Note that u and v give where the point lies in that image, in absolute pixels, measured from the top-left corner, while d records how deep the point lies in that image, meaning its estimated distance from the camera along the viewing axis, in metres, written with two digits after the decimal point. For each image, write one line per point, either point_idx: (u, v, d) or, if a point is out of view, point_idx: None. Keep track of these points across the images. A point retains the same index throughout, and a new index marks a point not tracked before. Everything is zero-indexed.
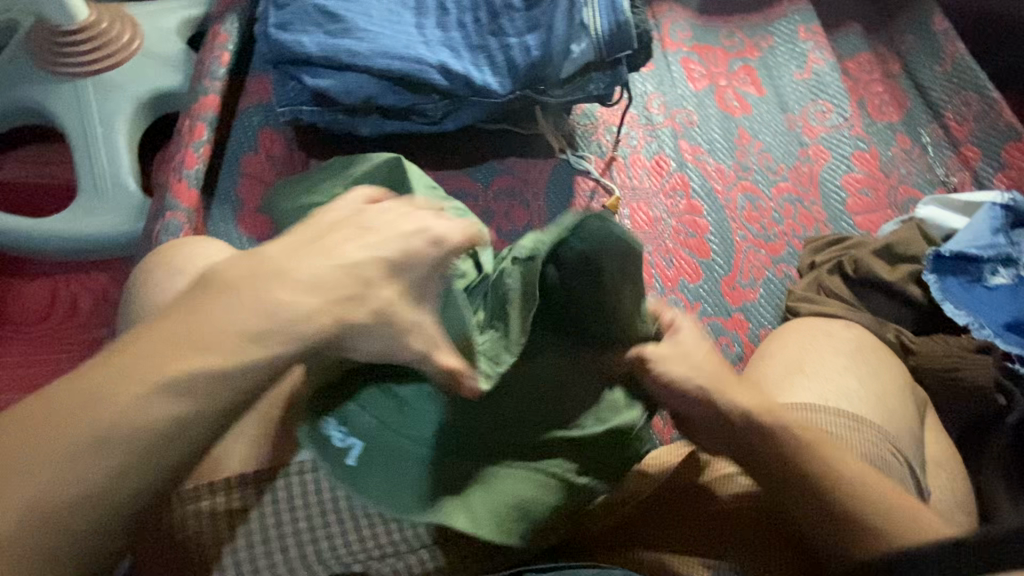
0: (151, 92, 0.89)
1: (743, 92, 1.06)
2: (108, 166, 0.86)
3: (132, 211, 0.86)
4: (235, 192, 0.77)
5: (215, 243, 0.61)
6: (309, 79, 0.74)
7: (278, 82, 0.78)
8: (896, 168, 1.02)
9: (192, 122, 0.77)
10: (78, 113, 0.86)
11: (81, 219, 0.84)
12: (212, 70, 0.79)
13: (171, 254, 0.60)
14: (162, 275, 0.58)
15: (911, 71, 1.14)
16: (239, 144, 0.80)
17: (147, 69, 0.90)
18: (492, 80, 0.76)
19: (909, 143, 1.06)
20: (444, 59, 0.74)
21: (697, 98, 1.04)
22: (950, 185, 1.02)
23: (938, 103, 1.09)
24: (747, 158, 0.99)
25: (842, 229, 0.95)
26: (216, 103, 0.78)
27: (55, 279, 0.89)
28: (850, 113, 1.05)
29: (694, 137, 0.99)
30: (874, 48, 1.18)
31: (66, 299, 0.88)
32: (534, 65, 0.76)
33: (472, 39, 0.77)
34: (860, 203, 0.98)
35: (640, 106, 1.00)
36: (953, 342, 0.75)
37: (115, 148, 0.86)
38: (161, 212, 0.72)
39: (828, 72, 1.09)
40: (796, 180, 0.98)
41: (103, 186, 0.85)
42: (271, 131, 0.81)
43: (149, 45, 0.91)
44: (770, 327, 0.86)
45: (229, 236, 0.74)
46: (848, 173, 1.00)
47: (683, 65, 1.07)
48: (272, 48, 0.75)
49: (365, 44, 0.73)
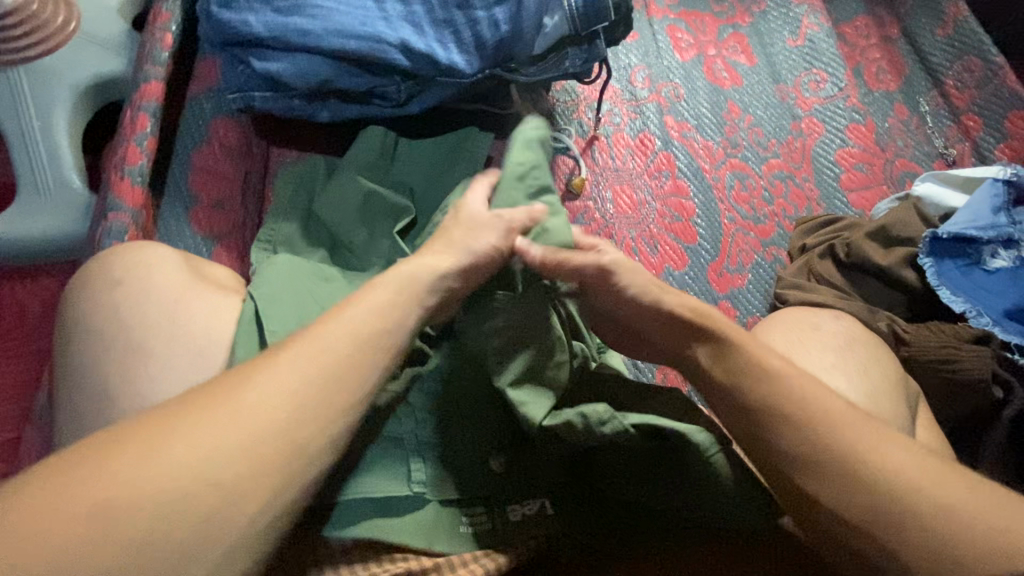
0: (93, 79, 0.84)
1: (733, 62, 1.00)
2: (50, 162, 0.81)
3: (80, 209, 0.81)
4: (186, 186, 0.73)
5: (158, 248, 0.58)
6: (258, 62, 0.69)
7: (226, 65, 0.73)
8: (893, 141, 0.97)
9: (134, 112, 0.70)
10: (14, 103, 0.80)
11: (24, 221, 0.80)
12: (154, 54, 0.73)
13: (109, 259, 0.56)
14: (100, 285, 0.54)
15: (910, 34, 1.07)
16: (189, 133, 0.75)
17: (87, 54, 0.83)
18: (458, 58, 0.70)
19: (908, 113, 1.00)
20: (405, 36, 0.68)
21: (685, 69, 0.98)
22: (949, 158, 0.97)
23: (938, 69, 1.03)
24: (737, 133, 0.94)
25: (836, 208, 0.91)
26: (159, 90, 0.72)
27: (2, 283, 0.85)
28: (845, 82, 1.00)
29: (681, 112, 0.94)
30: (872, 11, 1.09)
31: (13, 306, 0.85)
32: (503, 41, 0.70)
33: (436, 13, 0.70)
34: (855, 178, 0.93)
35: (623, 79, 0.94)
36: (949, 329, 0.71)
37: (57, 143, 0.81)
38: (105, 212, 0.67)
39: (823, 38, 1.04)
40: (788, 156, 0.93)
41: (44, 183, 0.80)
42: (225, 119, 0.76)
43: (89, 28, 0.84)
44: (758, 315, 0.82)
45: (182, 234, 0.70)
46: (842, 147, 0.95)
47: (669, 33, 1.00)
48: (216, 29, 0.68)
49: (317, 21, 0.67)
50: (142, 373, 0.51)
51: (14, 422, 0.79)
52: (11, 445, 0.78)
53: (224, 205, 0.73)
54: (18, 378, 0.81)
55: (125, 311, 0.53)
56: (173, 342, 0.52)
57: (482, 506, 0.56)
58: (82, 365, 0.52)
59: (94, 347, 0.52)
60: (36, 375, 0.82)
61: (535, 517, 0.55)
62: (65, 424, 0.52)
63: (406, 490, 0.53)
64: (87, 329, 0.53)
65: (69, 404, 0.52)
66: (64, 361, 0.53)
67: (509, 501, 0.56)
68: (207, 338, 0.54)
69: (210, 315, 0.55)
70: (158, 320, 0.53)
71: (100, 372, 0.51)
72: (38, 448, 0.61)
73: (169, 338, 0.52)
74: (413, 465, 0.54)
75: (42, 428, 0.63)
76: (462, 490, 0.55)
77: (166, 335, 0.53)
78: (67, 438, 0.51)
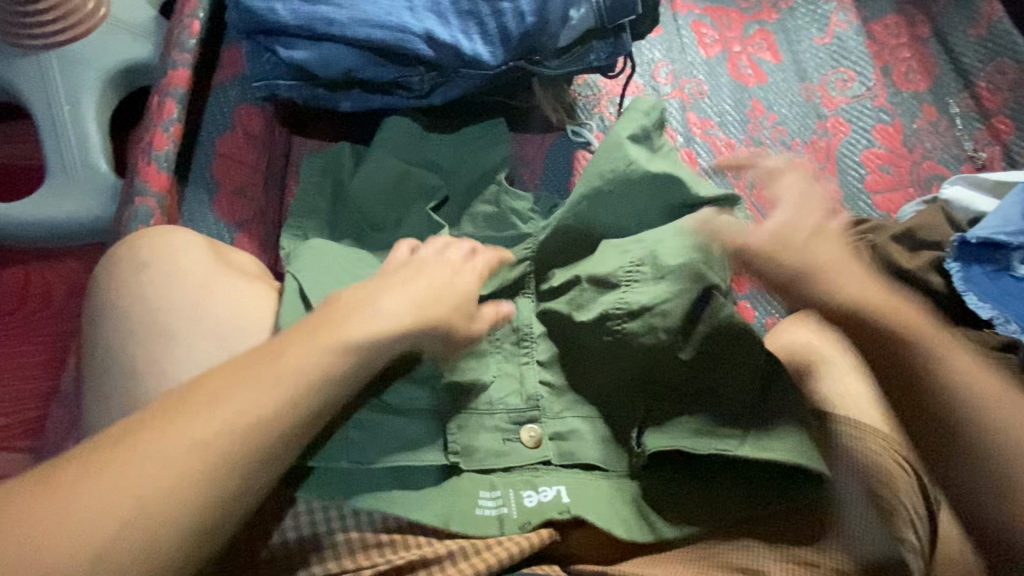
0: (121, 65, 0.85)
1: (758, 59, 0.99)
2: (78, 146, 0.82)
3: (105, 192, 0.83)
4: (210, 173, 0.73)
5: (183, 232, 0.58)
6: (284, 51, 0.69)
7: (252, 53, 0.73)
8: (921, 143, 0.95)
9: (161, 99, 0.71)
10: (45, 88, 0.82)
11: (53, 203, 0.81)
12: (182, 40, 0.73)
13: (136, 243, 0.57)
14: (128, 268, 0.55)
15: (941, 34, 1.04)
16: (214, 119, 0.76)
17: (116, 40, 0.85)
18: (482, 49, 0.70)
19: (937, 114, 0.98)
20: (430, 27, 0.68)
21: (709, 66, 0.97)
22: (978, 161, 0.95)
23: (969, 70, 1.00)
24: (760, 132, 0.93)
25: (859, 210, 0.90)
26: (187, 77, 0.72)
27: (30, 265, 0.87)
28: (873, 82, 0.99)
29: (704, 109, 0.93)
30: (902, 10, 1.07)
31: (40, 287, 0.86)
32: (528, 33, 0.70)
33: (461, 4, 0.70)
34: (880, 180, 0.92)
35: (646, 74, 0.94)
36: (974, 336, 0.70)
37: (85, 127, 0.82)
38: (131, 197, 0.68)
39: (852, 36, 1.02)
40: (812, 156, 0.92)
41: (72, 167, 0.82)
42: (248, 107, 0.77)
43: (118, 14, 0.85)
44: (778, 316, 0.81)
45: (205, 220, 0.71)
46: (868, 148, 0.94)
47: (694, 29, 0.99)
48: (243, 16, 0.69)
49: (343, 11, 0.67)
50: (165, 357, 0.51)
51: (39, 401, 0.81)
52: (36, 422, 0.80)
53: (246, 192, 0.74)
54: (43, 357, 0.83)
55: (150, 295, 0.54)
56: (198, 327, 0.53)
57: (500, 489, 0.56)
58: (107, 348, 0.53)
59: (119, 330, 0.53)
60: (59, 355, 0.83)
61: (551, 501, 0.55)
62: (89, 404, 0.53)
63: (440, 459, 0.55)
64: (113, 311, 0.54)
65: (93, 385, 0.53)
66: (92, 340, 0.54)
67: (524, 486, 0.56)
68: (234, 325, 0.54)
69: (235, 302, 0.56)
70: (184, 305, 0.54)
71: (125, 355, 0.52)
72: (63, 427, 0.62)
73: (193, 323, 0.53)
74: (448, 436, 0.56)
75: (67, 406, 0.64)
76: (491, 462, 0.57)
77: (196, 322, 0.53)
78: (89, 418, 0.52)
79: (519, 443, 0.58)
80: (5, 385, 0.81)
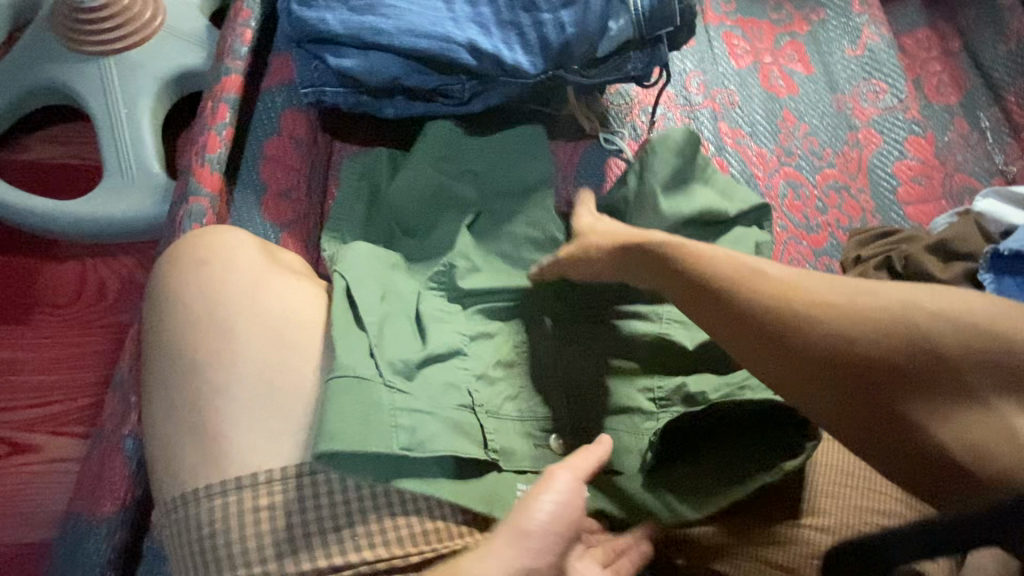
0: (173, 71, 0.88)
1: (789, 70, 0.99)
2: (132, 147, 0.85)
3: (156, 191, 0.86)
4: (258, 175, 0.76)
5: (237, 232, 0.61)
6: (332, 59, 0.71)
7: (300, 61, 0.75)
8: (953, 154, 0.95)
9: (215, 103, 0.74)
10: (102, 91, 0.85)
11: (107, 201, 0.85)
12: (234, 48, 0.77)
13: (193, 242, 0.59)
14: (188, 265, 0.58)
15: (973, 48, 1.04)
16: (262, 124, 0.79)
17: (169, 47, 0.88)
18: (523, 58, 0.72)
19: (969, 127, 0.98)
20: (473, 37, 0.70)
21: (741, 76, 0.98)
22: (1009, 175, 0.95)
23: (1000, 84, 1.01)
24: (791, 142, 0.93)
25: (890, 221, 0.90)
26: (238, 83, 0.75)
27: (84, 260, 0.90)
28: (905, 93, 0.99)
29: (735, 119, 0.94)
30: (933, 23, 1.07)
31: (93, 281, 0.90)
32: (568, 43, 0.72)
33: (503, 15, 0.72)
34: (912, 192, 0.92)
35: (678, 84, 0.95)
36: None
37: (139, 129, 0.86)
38: (185, 196, 0.70)
39: (883, 49, 1.03)
40: (843, 166, 0.93)
41: (126, 167, 0.85)
42: (294, 113, 0.79)
43: (172, 22, 0.89)
44: None
45: (253, 220, 0.74)
46: (900, 160, 0.94)
47: (725, 40, 1.00)
48: (294, 25, 0.71)
49: (390, 21, 0.70)
50: (223, 350, 0.54)
51: (92, 391, 0.85)
52: (90, 410, 0.84)
53: (292, 194, 0.76)
54: (96, 348, 0.87)
55: (209, 289, 0.56)
56: (254, 321, 0.55)
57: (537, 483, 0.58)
58: (169, 339, 0.55)
59: (181, 322, 0.55)
60: (110, 347, 0.87)
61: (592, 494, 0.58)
62: (151, 393, 0.55)
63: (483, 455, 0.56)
64: (175, 304, 0.56)
65: (155, 375, 0.55)
66: (154, 331, 0.56)
67: None
68: (288, 319, 0.56)
69: (289, 297, 0.58)
70: (241, 300, 0.56)
71: (186, 347, 0.54)
72: (118, 415, 0.65)
73: (249, 317, 0.55)
74: (487, 434, 0.57)
75: (122, 395, 0.66)
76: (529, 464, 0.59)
77: (252, 316, 0.55)
78: (151, 406, 0.54)
79: (548, 448, 0.61)
80: (60, 375, 0.85)
